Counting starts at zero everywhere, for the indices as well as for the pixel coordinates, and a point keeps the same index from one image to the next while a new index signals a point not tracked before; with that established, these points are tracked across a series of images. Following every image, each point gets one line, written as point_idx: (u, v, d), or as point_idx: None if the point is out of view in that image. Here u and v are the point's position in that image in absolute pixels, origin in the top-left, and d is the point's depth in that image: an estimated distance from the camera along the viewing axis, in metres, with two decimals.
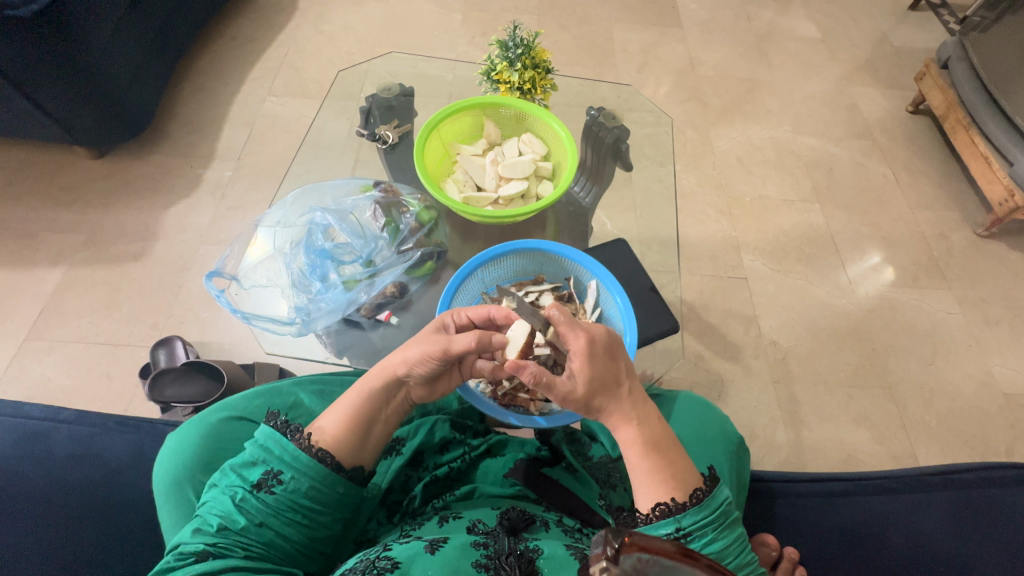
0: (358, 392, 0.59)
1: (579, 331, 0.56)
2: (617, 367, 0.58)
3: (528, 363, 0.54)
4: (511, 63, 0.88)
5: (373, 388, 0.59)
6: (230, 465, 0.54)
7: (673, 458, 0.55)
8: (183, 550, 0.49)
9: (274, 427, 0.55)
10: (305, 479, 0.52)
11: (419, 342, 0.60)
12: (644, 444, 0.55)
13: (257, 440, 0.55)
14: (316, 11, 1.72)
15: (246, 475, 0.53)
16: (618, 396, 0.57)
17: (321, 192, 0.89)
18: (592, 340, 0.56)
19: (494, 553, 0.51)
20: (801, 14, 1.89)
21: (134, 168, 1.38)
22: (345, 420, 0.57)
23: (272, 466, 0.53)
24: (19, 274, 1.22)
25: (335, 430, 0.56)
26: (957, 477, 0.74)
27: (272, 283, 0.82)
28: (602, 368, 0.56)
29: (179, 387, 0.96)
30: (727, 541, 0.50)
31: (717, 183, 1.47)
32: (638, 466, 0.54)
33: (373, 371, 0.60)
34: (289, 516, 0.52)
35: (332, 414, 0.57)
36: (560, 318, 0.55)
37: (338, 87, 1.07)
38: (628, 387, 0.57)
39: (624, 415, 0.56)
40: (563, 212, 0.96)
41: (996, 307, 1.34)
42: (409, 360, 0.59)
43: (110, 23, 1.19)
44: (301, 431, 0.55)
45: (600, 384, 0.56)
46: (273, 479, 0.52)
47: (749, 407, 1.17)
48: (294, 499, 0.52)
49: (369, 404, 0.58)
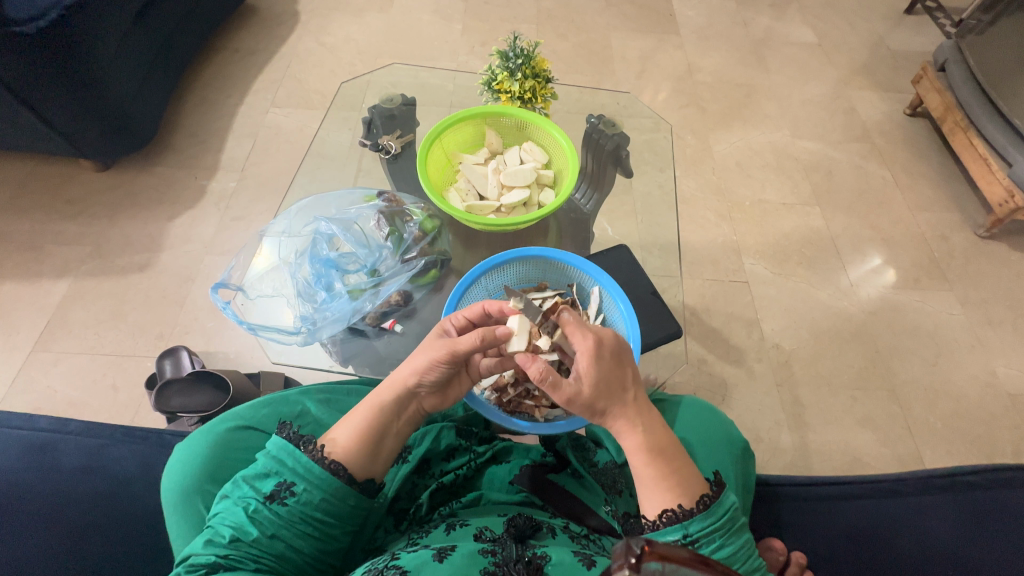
0: (370, 406, 0.59)
1: (587, 332, 0.56)
2: (624, 372, 0.58)
3: (535, 360, 0.56)
4: (511, 73, 0.89)
5: (385, 402, 0.59)
6: (242, 476, 0.54)
7: (678, 464, 0.55)
8: (195, 561, 0.49)
9: (286, 439, 0.55)
10: (317, 491, 0.53)
11: (426, 350, 0.60)
12: (647, 450, 0.55)
13: (269, 452, 0.55)
14: (318, 23, 1.74)
15: (259, 486, 0.53)
16: (623, 404, 0.57)
17: (325, 203, 0.90)
18: (600, 341, 0.56)
19: (502, 560, 0.51)
20: (797, 19, 1.91)
21: (139, 180, 1.40)
22: (356, 433, 0.57)
23: (285, 477, 0.53)
24: (27, 286, 1.23)
25: (346, 442, 0.56)
26: (964, 479, 0.74)
27: (277, 293, 0.82)
28: (610, 371, 0.56)
29: (185, 397, 0.96)
30: (734, 547, 0.51)
31: (717, 188, 1.48)
32: (643, 474, 0.54)
33: (385, 384, 0.60)
34: (301, 528, 0.52)
35: (346, 427, 0.58)
36: (569, 319, 0.57)
37: (340, 99, 1.09)
38: (634, 394, 0.57)
39: (629, 422, 0.56)
40: (564, 219, 0.97)
41: (998, 308, 1.34)
42: (419, 370, 0.59)
43: (115, 38, 1.20)
44: (314, 443, 0.55)
45: (606, 387, 0.56)
46: (286, 490, 0.52)
47: (754, 410, 1.17)
48: (306, 511, 0.52)
49: (380, 418, 0.59)
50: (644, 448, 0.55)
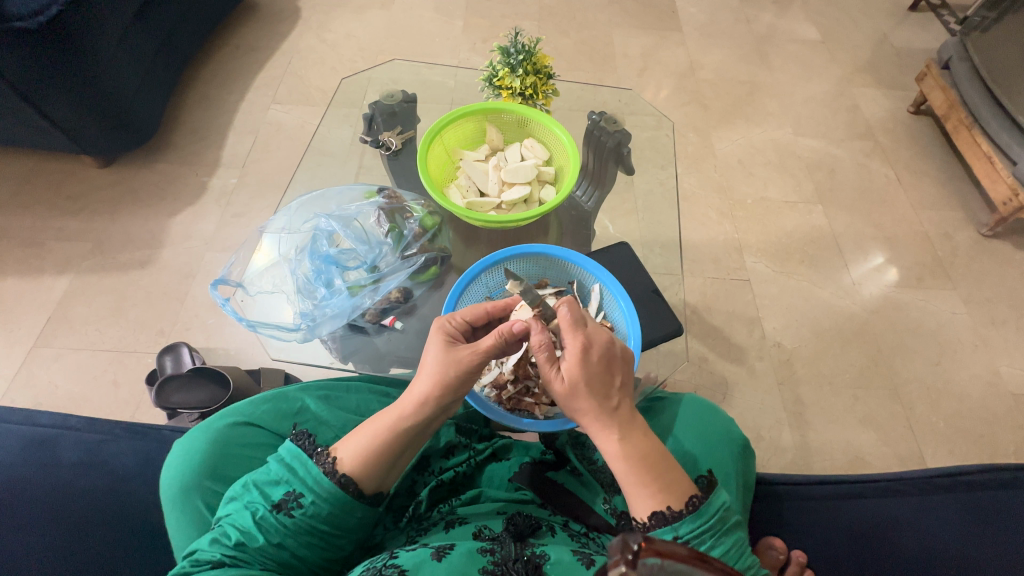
0: (386, 424, 0.57)
1: (578, 335, 0.57)
2: (609, 381, 0.57)
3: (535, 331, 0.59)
4: (513, 69, 0.89)
5: (405, 421, 0.57)
6: (253, 481, 0.54)
7: (661, 467, 0.53)
8: (200, 557, 0.49)
9: (300, 448, 0.55)
10: (325, 504, 0.52)
11: (449, 363, 0.58)
12: (628, 457, 0.54)
13: (280, 458, 0.55)
14: (319, 20, 1.74)
15: (268, 492, 0.53)
16: (603, 410, 0.56)
17: (326, 199, 0.90)
18: (587, 347, 0.57)
19: (500, 559, 0.51)
20: (801, 16, 1.90)
21: (139, 176, 1.40)
22: (369, 452, 0.55)
23: (294, 487, 0.53)
24: (28, 282, 1.24)
25: (359, 463, 0.54)
26: (965, 479, 0.74)
27: (278, 289, 0.82)
28: (595, 376, 0.56)
29: (185, 394, 0.96)
30: (726, 547, 0.51)
31: (718, 185, 1.48)
32: (626, 479, 0.53)
33: (405, 402, 0.58)
34: (306, 538, 0.52)
35: (353, 442, 0.56)
36: (567, 317, 0.58)
37: (341, 95, 1.08)
38: (617, 402, 0.56)
39: (605, 428, 0.55)
40: (565, 216, 0.97)
41: (1002, 307, 1.33)
42: (443, 385, 0.58)
43: (117, 34, 1.20)
44: (325, 455, 0.54)
45: (587, 391, 0.56)
46: (294, 501, 0.52)
47: (755, 409, 1.16)
48: (312, 522, 0.52)
49: (397, 436, 0.56)
50: (626, 456, 0.54)
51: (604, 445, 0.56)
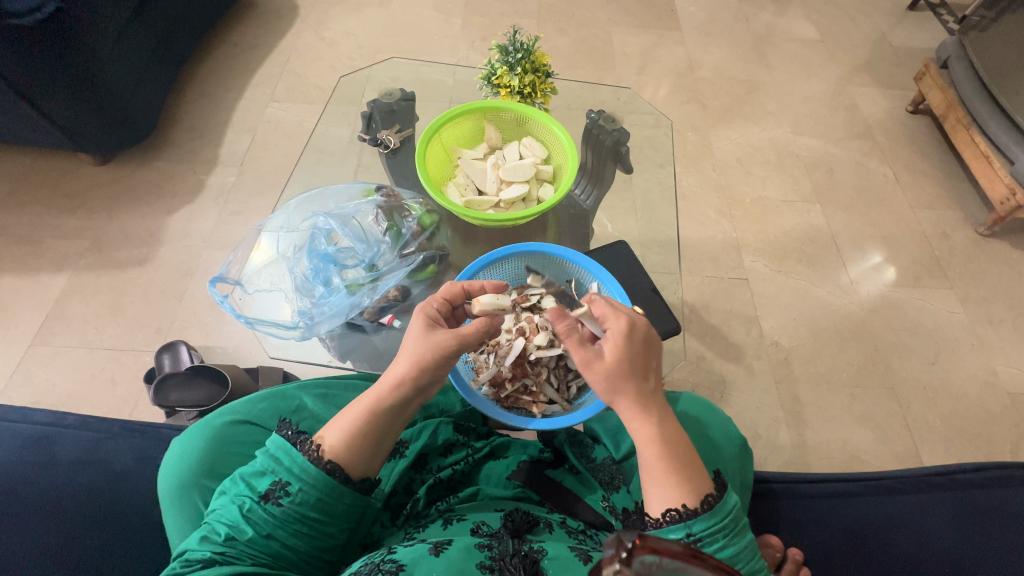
0: (368, 406, 0.57)
1: (620, 313, 0.59)
2: (648, 361, 0.59)
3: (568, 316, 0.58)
4: (511, 68, 0.89)
5: (385, 401, 0.57)
6: (240, 474, 0.54)
7: (687, 464, 0.53)
8: (191, 556, 0.50)
9: (286, 438, 0.55)
10: (313, 491, 0.52)
11: (426, 343, 0.59)
12: (660, 442, 0.54)
13: (267, 450, 0.54)
14: (317, 17, 1.73)
15: (254, 484, 0.53)
16: (643, 391, 0.56)
17: (324, 197, 0.90)
18: (631, 325, 0.59)
19: (498, 554, 0.51)
20: (799, 15, 1.90)
21: (137, 174, 1.39)
22: (352, 434, 0.55)
23: (280, 476, 0.52)
24: (26, 280, 1.23)
25: (345, 445, 0.54)
26: (962, 477, 0.74)
27: (276, 287, 0.82)
28: (637, 353, 0.58)
29: (184, 391, 0.96)
30: (738, 547, 0.50)
31: (717, 184, 1.48)
32: (653, 468, 0.53)
33: (385, 384, 0.58)
34: (295, 528, 0.52)
35: (338, 427, 0.55)
36: (601, 302, 0.60)
37: (340, 93, 1.08)
38: (654, 383, 0.57)
39: (643, 410, 0.56)
40: (563, 215, 0.97)
41: (998, 306, 1.34)
42: (421, 364, 0.58)
43: (115, 31, 1.20)
44: (310, 442, 0.54)
45: (631, 368, 0.56)
46: (281, 490, 0.52)
47: (752, 407, 1.17)
48: (301, 511, 0.52)
49: (378, 417, 0.56)
50: (657, 443, 0.54)
51: (636, 431, 0.56)
